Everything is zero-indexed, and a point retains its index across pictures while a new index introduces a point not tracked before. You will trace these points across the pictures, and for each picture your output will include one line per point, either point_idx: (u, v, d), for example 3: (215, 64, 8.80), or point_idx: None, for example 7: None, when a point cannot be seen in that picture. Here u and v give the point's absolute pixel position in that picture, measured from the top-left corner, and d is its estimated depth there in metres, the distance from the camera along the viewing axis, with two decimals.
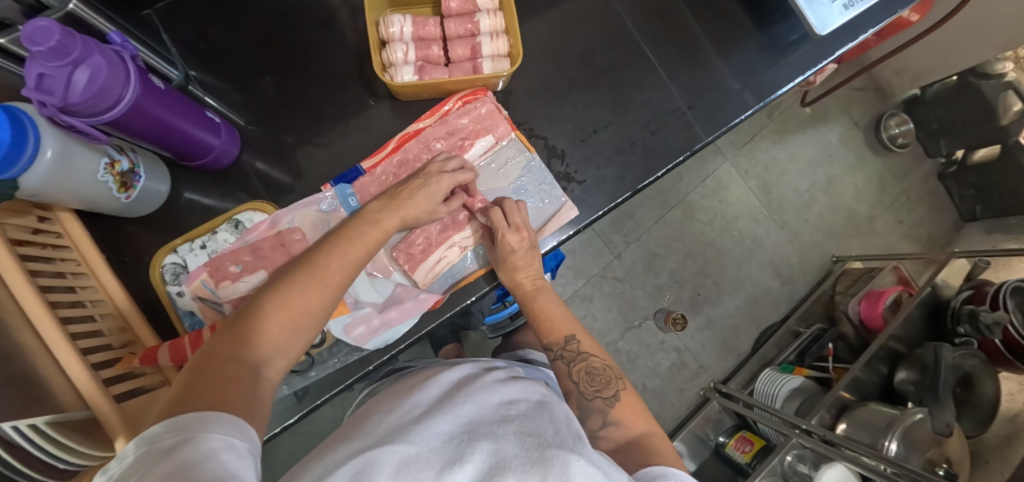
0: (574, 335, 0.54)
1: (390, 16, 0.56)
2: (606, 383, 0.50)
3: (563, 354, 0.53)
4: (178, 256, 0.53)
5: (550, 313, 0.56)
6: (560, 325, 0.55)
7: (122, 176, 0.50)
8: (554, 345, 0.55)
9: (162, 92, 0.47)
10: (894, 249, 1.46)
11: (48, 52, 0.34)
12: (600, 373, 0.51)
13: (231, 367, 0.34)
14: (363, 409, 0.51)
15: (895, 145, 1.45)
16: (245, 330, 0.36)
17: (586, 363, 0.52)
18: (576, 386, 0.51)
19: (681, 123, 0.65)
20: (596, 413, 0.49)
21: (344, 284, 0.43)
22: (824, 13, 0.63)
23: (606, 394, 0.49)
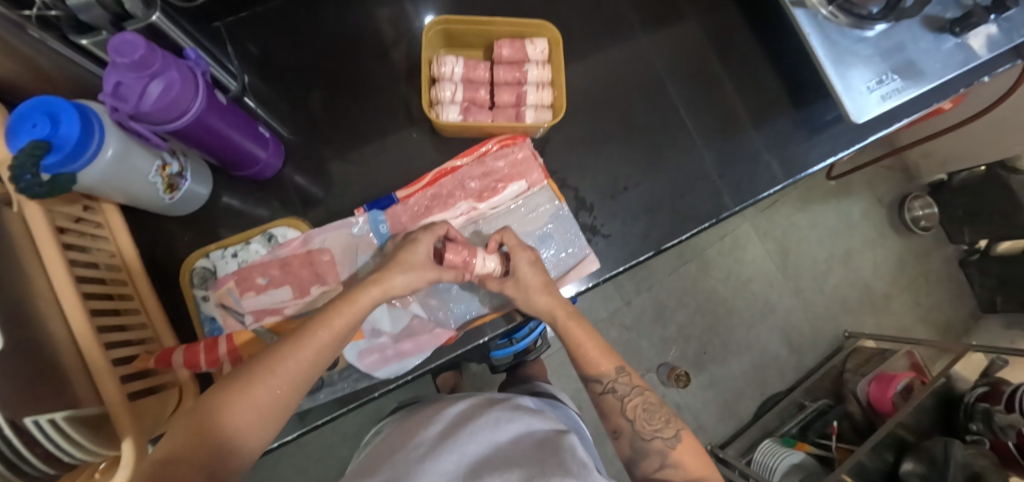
0: (620, 365, 0.54)
1: (444, 58, 0.58)
2: (666, 421, 0.51)
3: (614, 388, 0.53)
4: (209, 260, 0.54)
5: (587, 342, 0.54)
6: (600, 358, 0.54)
7: (171, 179, 0.52)
8: (602, 376, 0.53)
9: (224, 107, 0.49)
10: (908, 332, 1.43)
11: (132, 64, 0.37)
12: (658, 410, 0.52)
13: (187, 465, 0.33)
14: (371, 451, 0.51)
15: (918, 227, 1.44)
16: (200, 425, 0.36)
17: (641, 399, 0.52)
18: (630, 424, 0.51)
19: (710, 190, 0.66)
20: (655, 454, 0.50)
21: (308, 378, 0.42)
22: (861, 100, 0.65)
23: (667, 434, 0.50)
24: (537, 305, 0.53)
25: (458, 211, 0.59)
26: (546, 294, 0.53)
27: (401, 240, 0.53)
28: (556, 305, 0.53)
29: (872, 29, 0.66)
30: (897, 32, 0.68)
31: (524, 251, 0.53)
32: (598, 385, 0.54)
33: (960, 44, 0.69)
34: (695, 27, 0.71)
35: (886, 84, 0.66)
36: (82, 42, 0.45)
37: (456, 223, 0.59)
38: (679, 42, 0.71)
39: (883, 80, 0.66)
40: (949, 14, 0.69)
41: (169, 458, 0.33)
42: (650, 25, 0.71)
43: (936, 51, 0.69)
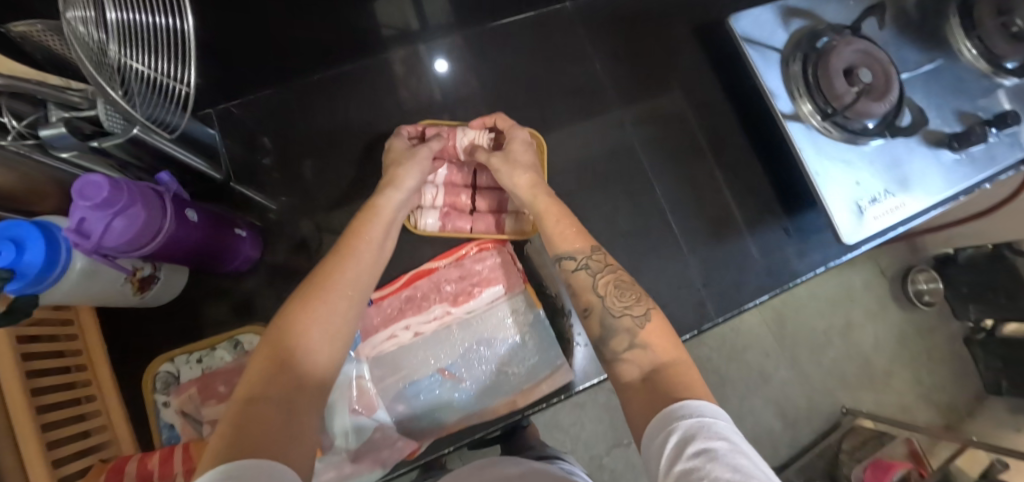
0: (594, 244, 0.48)
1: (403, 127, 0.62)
2: (636, 298, 0.43)
3: (587, 264, 0.46)
4: (174, 365, 0.53)
5: (566, 224, 0.49)
6: (574, 235, 0.48)
7: (141, 281, 0.51)
8: (576, 253, 0.47)
9: (198, 223, 0.49)
10: (909, 411, 1.36)
11: (95, 205, 0.37)
12: (630, 289, 0.44)
13: (269, 406, 0.31)
14: None
15: (922, 301, 1.39)
16: (271, 364, 0.34)
17: (612, 276, 0.45)
18: (601, 301, 0.44)
19: (694, 299, 0.64)
20: (622, 335, 0.41)
21: (361, 275, 0.44)
22: (856, 219, 0.62)
23: (636, 312, 0.42)
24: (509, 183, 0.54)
25: (431, 315, 0.59)
26: (524, 172, 0.54)
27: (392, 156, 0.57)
28: (525, 187, 0.53)
29: (868, 144, 0.65)
30: (892, 147, 0.66)
31: (517, 130, 0.57)
32: (570, 262, 0.47)
33: (959, 161, 0.68)
34: (687, 127, 0.71)
35: (882, 203, 0.64)
36: (65, 155, 0.43)
37: (428, 327, 0.59)
38: (670, 142, 0.70)
39: (879, 199, 0.64)
40: (948, 128, 0.69)
41: (247, 407, 0.30)
42: (641, 124, 0.71)
43: (935, 166, 0.67)
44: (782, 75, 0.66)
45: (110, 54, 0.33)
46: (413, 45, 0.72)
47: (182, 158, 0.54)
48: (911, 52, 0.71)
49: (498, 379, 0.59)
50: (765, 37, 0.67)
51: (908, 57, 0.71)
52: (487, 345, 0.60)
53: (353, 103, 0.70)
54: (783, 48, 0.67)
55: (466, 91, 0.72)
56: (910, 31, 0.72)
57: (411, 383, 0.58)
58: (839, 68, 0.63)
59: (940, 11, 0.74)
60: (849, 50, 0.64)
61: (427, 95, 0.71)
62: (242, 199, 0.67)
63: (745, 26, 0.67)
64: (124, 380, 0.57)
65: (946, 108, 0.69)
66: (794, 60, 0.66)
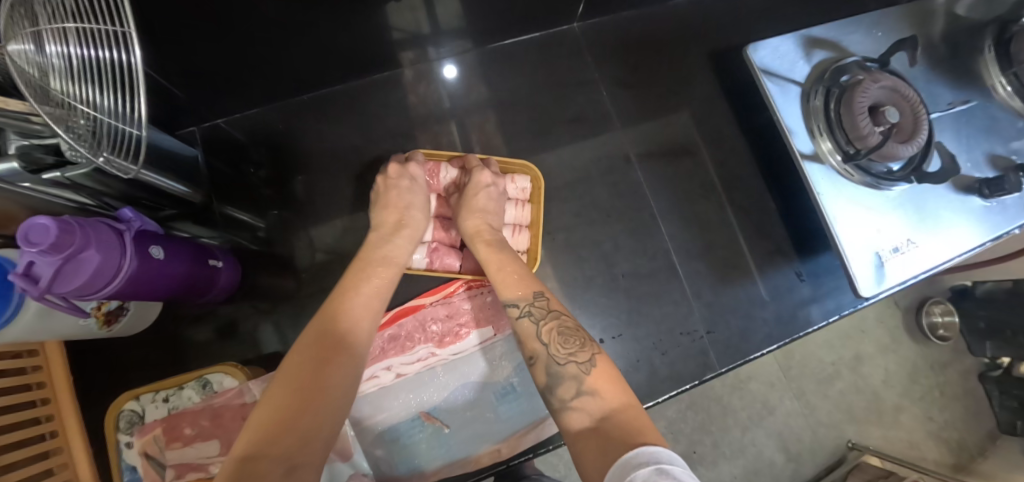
0: (538, 290, 0.45)
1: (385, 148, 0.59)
2: (582, 345, 0.39)
3: (530, 311, 0.44)
4: (138, 403, 0.50)
5: (514, 269, 0.48)
6: (521, 280, 0.47)
7: (108, 314, 0.48)
8: (518, 300, 0.45)
9: (168, 260, 0.46)
10: (918, 449, 1.30)
11: (45, 250, 0.34)
12: (574, 334, 0.41)
13: (267, 469, 0.28)
14: None
15: (936, 335, 1.34)
16: (274, 419, 0.31)
17: (556, 322, 0.42)
18: (545, 349, 0.41)
19: (696, 347, 0.60)
20: (569, 381, 0.37)
21: (366, 324, 0.42)
22: (875, 270, 0.58)
23: (582, 359, 0.38)
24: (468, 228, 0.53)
25: (416, 356, 0.57)
26: (475, 218, 0.53)
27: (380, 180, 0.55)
28: (483, 230, 0.53)
29: (891, 188, 0.61)
30: (917, 192, 0.62)
31: (482, 172, 0.55)
32: (514, 309, 0.45)
33: (990, 209, 0.63)
34: (697, 162, 0.67)
35: (905, 253, 0.59)
36: (25, 184, 0.40)
37: (412, 369, 0.56)
38: (677, 177, 0.66)
39: (902, 249, 0.59)
40: (979, 173, 0.64)
41: (244, 469, 0.27)
42: (648, 157, 0.67)
43: (963, 213, 0.63)
44: (801, 110, 0.63)
45: (53, 88, 0.30)
46: (413, 66, 0.69)
47: (152, 182, 0.51)
48: (942, 91, 0.67)
49: (484, 425, 0.56)
50: (785, 70, 0.63)
51: (938, 95, 0.67)
52: (472, 388, 0.57)
53: (346, 125, 0.67)
54: (804, 81, 0.64)
55: (464, 114, 0.68)
56: (941, 67, 0.68)
57: (391, 427, 0.54)
58: (864, 106, 0.58)
59: (973, 46, 0.69)
60: (877, 87, 0.59)
61: (424, 118, 0.68)
62: (226, 221, 0.64)
63: (763, 57, 0.63)
64: (96, 411, 0.55)
65: (978, 150, 0.65)
66: (816, 95, 0.62)
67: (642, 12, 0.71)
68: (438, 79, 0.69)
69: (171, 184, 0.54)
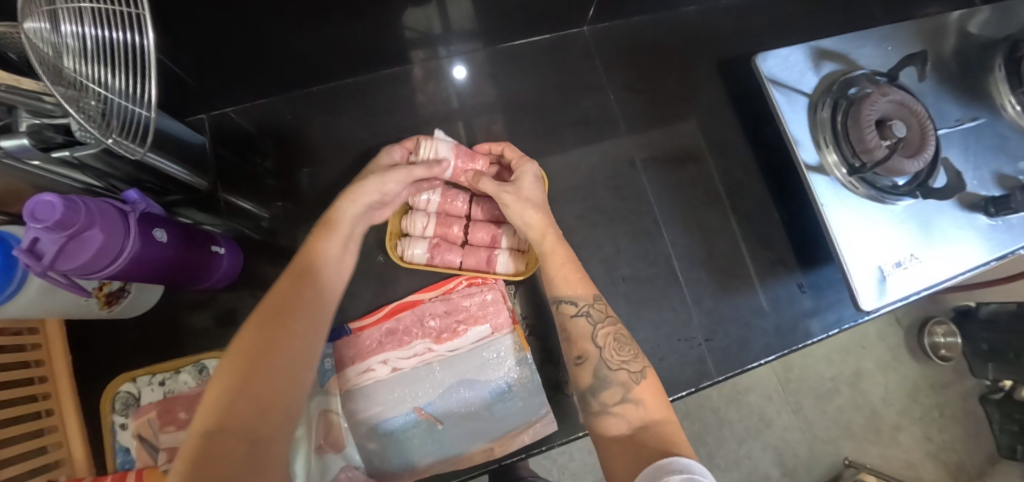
0: (596, 293, 0.46)
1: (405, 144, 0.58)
2: (633, 355, 0.42)
3: (587, 311, 0.45)
4: (135, 385, 0.50)
5: (568, 266, 0.48)
6: (580, 279, 0.47)
7: (109, 295, 0.48)
8: (576, 299, 0.46)
9: (172, 243, 0.46)
10: (915, 469, 1.28)
11: (50, 227, 0.34)
12: (629, 343, 0.43)
13: (230, 445, 0.28)
14: None
15: (937, 355, 1.32)
16: (234, 391, 0.31)
17: (613, 328, 0.44)
18: (598, 351, 0.43)
19: (693, 354, 0.60)
20: (616, 387, 0.40)
21: (323, 293, 0.41)
22: (877, 284, 0.58)
23: (633, 368, 0.41)
24: (522, 222, 0.51)
25: (412, 351, 0.57)
26: (537, 211, 0.51)
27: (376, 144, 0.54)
28: (537, 227, 0.51)
29: (896, 202, 0.61)
30: (922, 207, 0.62)
31: (527, 163, 0.55)
32: (569, 307, 0.45)
33: (995, 227, 0.63)
34: (702, 170, 0.67)
35: (907, 268, 0.59)
36: (34, 163, 0.40)
37: (407, 363, 0.56)
38: (682, 184, 0.66)
39: (904, 264, 0.59)
40: (984, 191, 0.64)
41: (207, 445, 0.28)
42: (653, 163, 0.67)
43: (968, 230, 0.62)
44: (808, 121, 0.63)
45: (66, 67, 0.30)
46: (423, 63, 0.69)
47: (159, 166, 0.51)
48: (950, 107, 0.67)
49: (478, 423, 0.55)
50: (793, 81, 0.63)
51: (946, 111, 0.66)
52: (466, 384, 0.57)
53: (353, 119, 0.68)
54: (812, 92, 0.64)
55: (471, 114, 0.69)
56: (950, 84, 0.68)
57: (385, 421, 0.54)
58: (871, 119, 0.58)
59: (983, 65, 0.69)
60: (885, 101, 0.59)
61: (431, 116, 0.68)
62: (229, 209, 0.64)
63: (771, 66, 0.63)
64: (91, 392, 0.55)
65: (985, 169, 0.64)
66: (823, 106, 0.62)
67: (652, 19, 0.72)
68: (449, 78, 0.69)
69: (178, 169, 0.54)
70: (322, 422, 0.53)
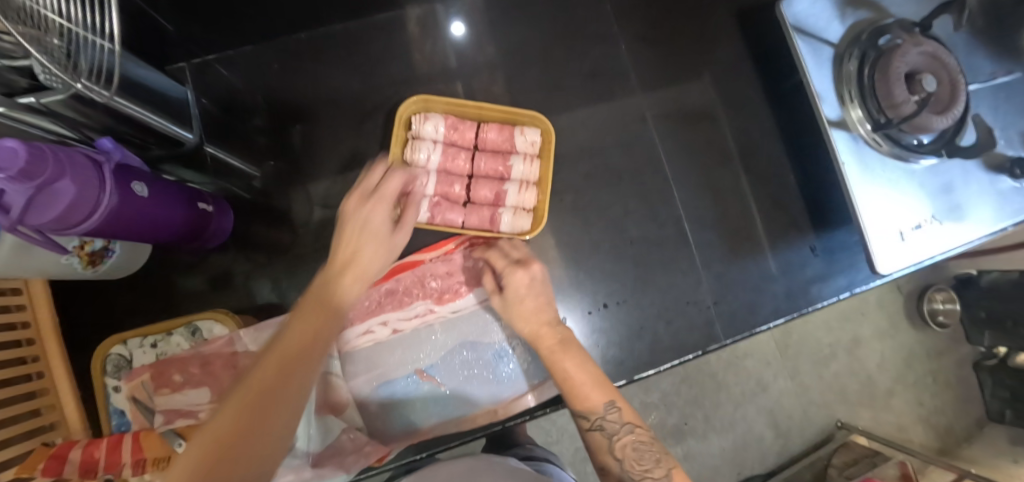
0: (610, 399, 0.41)
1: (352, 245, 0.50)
2: (659, 458, 0.38)
3: (600, 425, 0.40)
4: (126, 347, 0.48)
5: (577, 376, 0.42)
6: (589, 392, 0.41)
7: (92, 255, 0.45)
8: (589, 412, 0.41)
9: (153, 196, 0.43)
10: (905, 432, 1.31)
11: (14, 177, 0.30)
12: (650, 448, 0.39)
13: None
14: None
15: (934, 322, 1.33)
16: (253, 419, 0.23)
17: (631, 436, 0.39)
18: (616, 463, 0.39)
19: (702, 317, 0.59)
20: None
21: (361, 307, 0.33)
22: (894, 248, 0.56)
23: (660, 474, 0.37)
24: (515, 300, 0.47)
25: (413, 312, 0.55)
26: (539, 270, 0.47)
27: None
28: (543, 335, 0.45)
29: (917, 161, 0.58)
30: (947, 169, 0.58)
31: (516, 271, 0.46)
32: (583, 422, 0.41)
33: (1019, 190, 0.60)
34: (716, 126, 0.63)
35: (926, 231, 0.57)
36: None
37: (408, 325, 0.55)
38: (694, 141, 0.63)
39: (923, 226, 0.57)
40: (1011, 151, 0.60)
41: None
42: (664, 117, 0.63)
43: (991, 192, 0.59)
44: (833, 75, 0.59)
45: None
46: (418, 8, 0.64)
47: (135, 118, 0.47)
48: (981, 60, 0.62)
49: (480, 385, 0.54)
50: (819, 30, 0.59)
51: (978, 64, 0.62)
52: (469, 348, 0.55)
53: (344, 69, 0.63)
54: (838, 43, 0.59)
55: (470, 65, 0.64)
56: (986, 34, 0.63)
57: (385, 384, 0.53)
58: (901, 73, 0.54)
59: None
60: (917, 52, 0.55)
61: (428, 65, 0.63)
62: (218, 165, 0.61)
63: (797, 12, 0.58)
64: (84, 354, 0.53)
65: (1013, 129, 0.61)
66: (850, 59, 0.58)
67: None
68: (449, 23, 0.64)
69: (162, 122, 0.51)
70: (323, 384, 0.52)
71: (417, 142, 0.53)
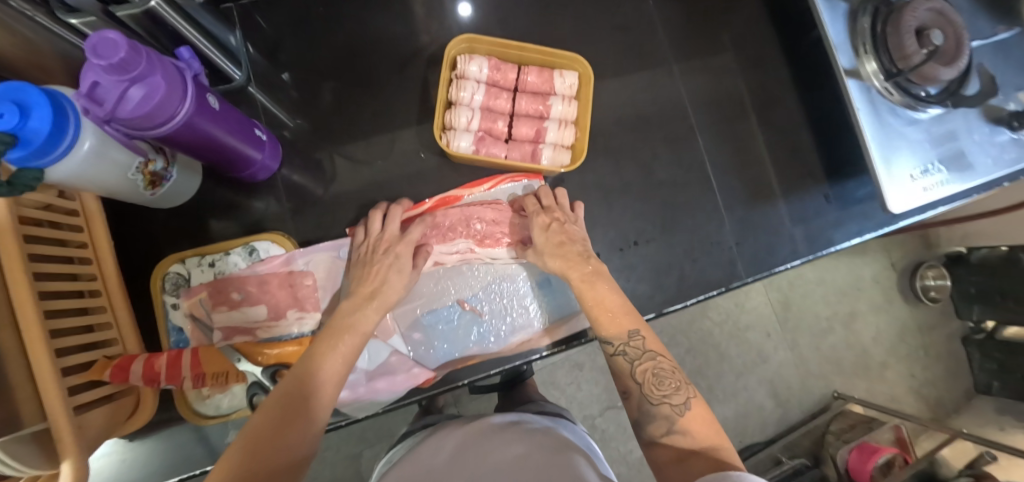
0: (636, 328, 0.45)
1: (373, 211, 0.54)
2: (677, 387, 0.41)
3: (624, 350, 0.44)
4: (183, 266, 0.51)
5: (608, 303, 0.47)
6: (618, 317, 0.46)
7: (152, 175, 0.48)
8: (612, 338, 0.45)
9: (219, 111, 0.45)
10: (898, 403, 1.37)
11: (112, 66, 0.32)
12: (668, 376, 0.42)
13: None
14: (399, 465, 0.50)
15: (927, 297, 1.37)
16: None
17: (652, 363, 0.43)
18: (637, 387, 0.43)
19: (724, 257, 0.62)
20: (660, 420, 0.40)
21: None
22: (904, 188, 0.60)
23: (676, 401, 0.40)
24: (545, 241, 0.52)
25: (455, 248, 0.57)
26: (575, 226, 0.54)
27: (371, 247, 0.51)
28: (575, 265, 0.50)
29: (925, 111, 0.61)
30: (953, 120, 0.62)
31: (538, 215, 0.54)
32: (608, 347, 0.45)
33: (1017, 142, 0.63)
34: (734, 79, 0.67)
35: (933, 175, 0.61)
36: (72, 21, 0.41)
37: (449, 259, 0.57)
38: (715, 93, 0.66)
39: (930, 171, 0.61)
40: (1010, 106, 0.63)
41: None
42: (688, 69, 0.66)
43: (992, 143, 0.63)
44: (847, 29, 0.62)
45: None
46: None
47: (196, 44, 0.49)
48: (983, 21, 0.64)
49: (519, 316, 0.57)
50: None
51: (981, 26, 0.64)
52: (509, 281, 0.58)
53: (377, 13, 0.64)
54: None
55: (501, 15, 0.66)
56: None
57: (429, 312, 0.56)
58: (911, 26, 0.58)
59: None
60: (926, 8, 0.59)
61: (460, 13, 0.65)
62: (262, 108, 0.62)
63: None
64: (134, 281, 0.55)
65: (1010, 89, 0.63)
66: (863, 15, 0.61)
67: None
68: None
69: (219, 58, 0.53)
70: None
71: (462, 83, 0.55)
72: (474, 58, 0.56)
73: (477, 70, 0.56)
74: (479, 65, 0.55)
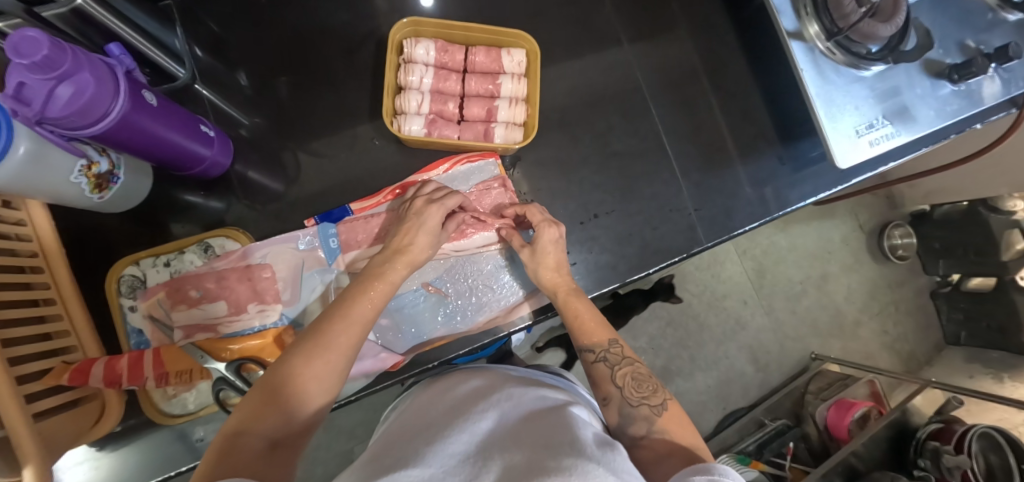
0: (614, 338, 0.47)
1: (430, 180, 0.55)
2: (653, 390, 0.42)
3: (606, 357, 0.46)
4: (139, 268, 0.53)
5: (587, 314, 0.49)
6: (596, 327, 0.48)
7: (98, 178, 0.47)
8: (594, 346, 0.47)
9: (157, 107, 0.45)
10: (873, 359, 1.41)
11: (35, 64, 0.32)
12: (646, 380, 0.44)
13: None
14: (396, 421, 0.44)
15: (895, 255, 1.41)
16: None
17: (630, 369, 0.45)
18: (618, 392, 0.43)
19: (684, 223, 0.63)
20: (640, 421, 0.41)
21: None
22: (850, 144, 0.62)
23: (654, 402, 0.41)
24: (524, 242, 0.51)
25: None
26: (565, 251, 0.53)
27: (411, 204, 0.52)
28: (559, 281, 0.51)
29: (868, 69, 0.63)
30: (896, 76, 0.64)
31: (549, 226, 0.52)
32: (590, 355, 0.47)
33: (957, 92, 0.65)
34: (684, 47, 0.68)
35: (878, 130, 0.63)
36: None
37: None
38: (666, 62, 0.67)
39: (875, 126, 0.63)
40: (949, 59, 0.65)
41: None
42: (638, 40, 0.67)
43: (935, 95, 0.65)
44: None
45: None
46: None
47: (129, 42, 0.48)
48: None
49: (484, 295, 0.58)
50: None
51: None
52: (472, 261, 0.59)
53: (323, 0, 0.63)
54: None
55: None
56: None
57: (394, 298, 0.57)
58: None
59: None
60: None
61: None
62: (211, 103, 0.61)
63: None
64: (93, 286, 0.55)
65: (950, 40, 0.65)
66: None
67: None
68: None
69: (158, 56, 0.53)
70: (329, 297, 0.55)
71: (411, 66, 0.57)
72: (422, 41, 0.57)
73: (423, 51, 0.57)
74: (427, 48, 0.57)
